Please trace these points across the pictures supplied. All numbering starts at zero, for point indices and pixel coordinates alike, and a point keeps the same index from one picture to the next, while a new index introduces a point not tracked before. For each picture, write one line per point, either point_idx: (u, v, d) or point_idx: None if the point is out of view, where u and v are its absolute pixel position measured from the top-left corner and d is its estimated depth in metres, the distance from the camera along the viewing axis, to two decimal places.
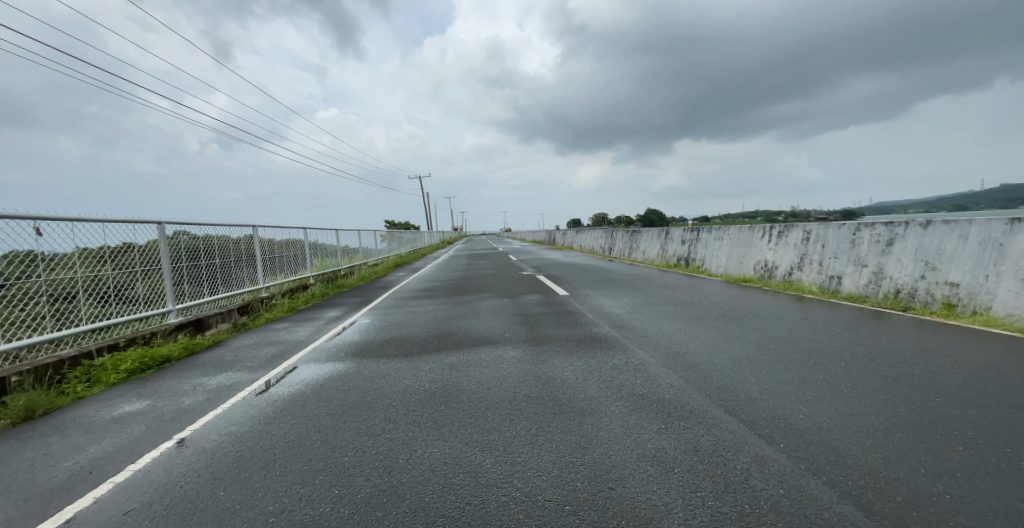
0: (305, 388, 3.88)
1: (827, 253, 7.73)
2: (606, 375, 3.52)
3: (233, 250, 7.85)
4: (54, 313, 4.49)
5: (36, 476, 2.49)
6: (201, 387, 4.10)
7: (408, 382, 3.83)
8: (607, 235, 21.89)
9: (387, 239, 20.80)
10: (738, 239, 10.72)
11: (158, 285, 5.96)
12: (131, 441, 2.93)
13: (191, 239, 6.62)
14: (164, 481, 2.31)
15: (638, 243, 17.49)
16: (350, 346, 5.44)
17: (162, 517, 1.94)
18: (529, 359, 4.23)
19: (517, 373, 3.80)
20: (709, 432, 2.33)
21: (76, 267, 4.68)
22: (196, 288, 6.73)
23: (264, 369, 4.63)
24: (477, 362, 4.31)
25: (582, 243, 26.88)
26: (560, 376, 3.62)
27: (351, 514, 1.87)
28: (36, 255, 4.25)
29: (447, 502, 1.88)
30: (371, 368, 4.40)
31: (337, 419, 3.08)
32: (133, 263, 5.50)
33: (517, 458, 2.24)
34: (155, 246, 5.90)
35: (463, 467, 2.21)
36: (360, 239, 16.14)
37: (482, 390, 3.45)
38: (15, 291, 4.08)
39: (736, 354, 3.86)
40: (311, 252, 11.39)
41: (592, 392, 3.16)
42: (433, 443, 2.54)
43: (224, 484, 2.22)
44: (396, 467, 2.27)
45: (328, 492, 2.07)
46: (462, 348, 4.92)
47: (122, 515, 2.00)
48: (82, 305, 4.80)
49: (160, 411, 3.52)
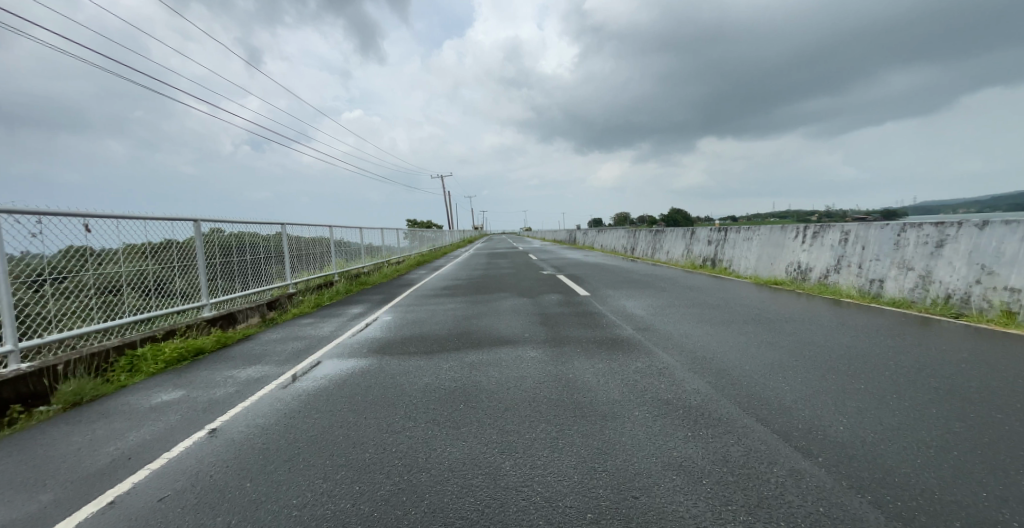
0: (328, 382, 3.97)
1: (867, 255, 7.32)
2: (629, 379, 3.43)
3: (263, 247, 8.13)
4: (101, 305, 4.75)
5: (81, 459, 2.63)
6: (232, 379, 4.25)
7: (427, 380, 3.85)
8: (630, 235, 21.43)
9: (409, 237, 21.03)
10: (769, 240, 10.29)
11: (195, 280, 6.23)
12: (167, 430, 3.06)
13: (224, 236, 6.89)
14: (195, 470, 2.39)
15: (661, 243, 17.08)
16: (371, 343, 5.51)
17: (194, 504, 2.01)
18: (550, 360, 4.18)
19: (537, 374, 3.76)
20: (739, 442, 2.23)
21: (120, 262, 4.93)
22: (228, 283, 6.99)
23: (290, 363, 4.76)
24: (496, 361, 4.29)
25: (603, 242, 26.49)
26: (581, 378, 3.55)
27: (372, 511, 1.87)
28: (88, 250, 4.51)
29: (467, 504, 1.86)
30: (392, 365, 4.45)
31: (358, 415, 3.12)
32: (172, 259, 5.77)
33: (537, 461, 2.20)
34: (192, 243, 6.17)
35: (482, 468, 2.19)
36: (383, 236, 16.45)
37: (502, 390, 3.43)
38: (68, 283, 4.35)
39: (768, 360, 3.70)
40: (336, 250, 11.67)
41: (615, 395, 3.09)
42: (453, 443, 2.53)
43: (251, 475, 2.27)
44: (416, 466, 2.27)
45: (349, 488, 2.09)
46: (482, 348, 4.90)
47: (157, 501, 2.07)
48: (126, 298, 5.06)
49: (193, 402, 3.66)
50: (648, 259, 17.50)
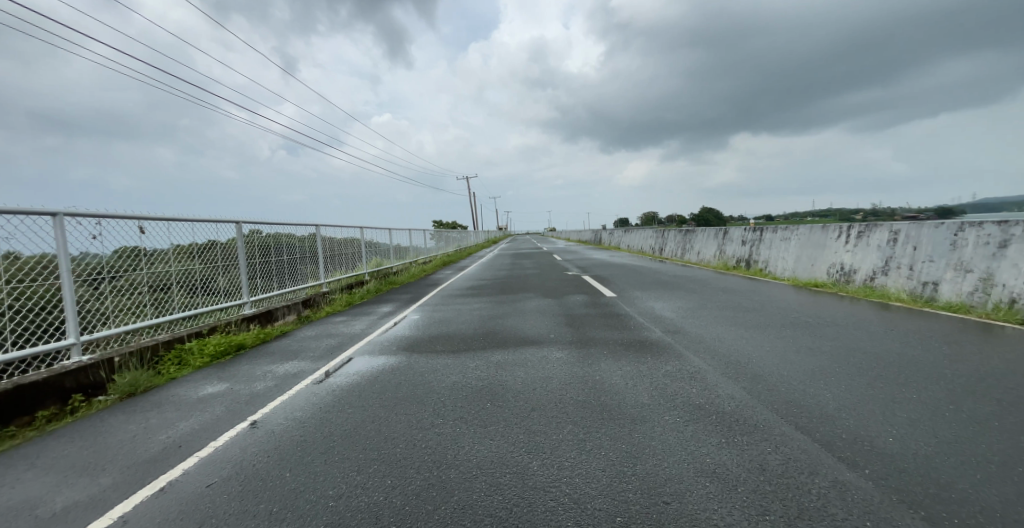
0: (360, 378, 4.11)
1: (919, 256, 6.85)
2: (658, 382, 3.36)
3: (299, 248, 8.50)
4: (153, 302, 5.11)
5: (138, 446, 2.85)
6: (271, 374, 4.47)
7: (454, 378, 3.92)
8: (658, 235, 20.93)
9: (435, 237, 21.41)
10: (808, 240, 9.80)
11: (236, 279, 6.59)
12: (213, 420, 3.26)
13: (263, 237, 7.25)
14: (239, 459, 2.53)
15: (692, 243, 16.59)
16: (400, 341, 5.65)
17: (239, 491, 2.13)
18: (576, 362, 4.15)
19: (563, 375, 3.75)
20: (776, 450, 2.14)
21: (170, 261, 5.28)
22: (267, 282, 7.35)
23: (324, 359, 4.95)
24: (522, 362, 4.31)
25: (630, 242, 26.00)
26: (608, 380, 3.51)
27: (403, 505, 1.92)
28: (140, 250, 4.86)
29: (495, 502, 1.88)
30: (420, 363, 4.55)
31: (388, 411, 3.21)
32: (216, 259, 6.12)
33: (564, 463, 2.20)
34: (233, 243, 6.53)
35: (509, 467, 2.21)
36: (411, 237, 16.82)
37: (528, 390, 3.44)
38: (124, 281, 4.69)
39: (808, 366, 3.53)
40: (367, 250, 12.04)
41: (643, 399, 3.03)
42: (481, 441, 2.57)
43: (290, 466, 2.39)
44: (445, 462, 2.32)
45: (382, 481, 2.16)
46: (508, 348, 4.93)
47: (205, 487, 2.21)
48: (175, 295, 5.41)
49: (236, 394, 3.87)
50: (677, 259, 17.05)
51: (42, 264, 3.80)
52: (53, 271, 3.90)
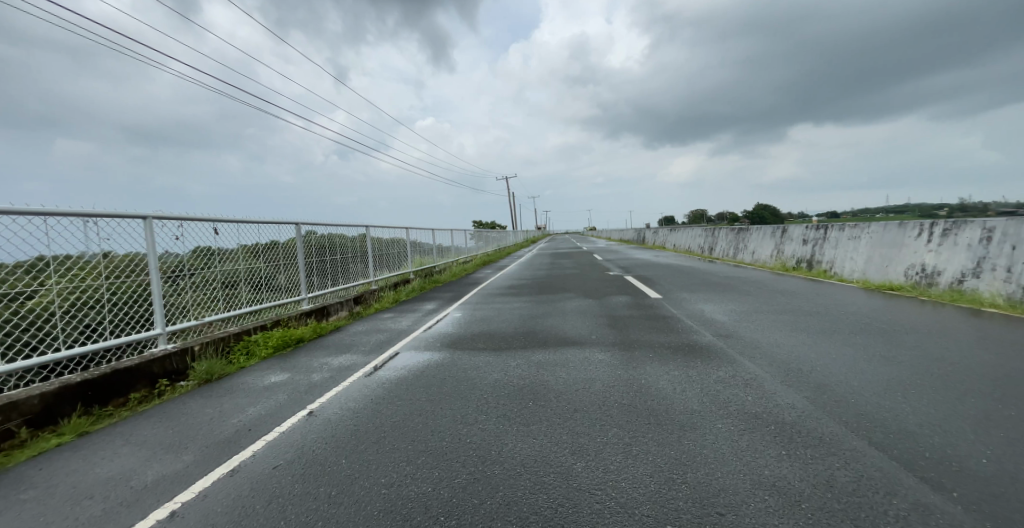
0: (406, 373, 4.27)
1: (1020, 257, 6.00)
2: (709, 388, 3.21)
3: (350, 247, 8.99)
4: (225, 297, 5.62)
5: (215, 427, 3.15)
6: (326, 366, 4.77)
7: (497, 376, 3.97)
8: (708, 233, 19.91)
9: (476, 237, 21.76)
10: (882, 239, 8.90)
11: (295, 276, 7.09)
12: (277, 407, 3.54)
13: (318, 238, 7.74)
14: (301, 444, 2.73)
15: (745, 242, 15.62)
16: (444, 338, 5.82)
17: (300, 474, 2.30)
18: (620, 364, 4.06)
19: (606, 377, 3.68)
20: (845, 466, 1.97)
21: (239, 260, 5.79)
22: (322, 279, 7.84)
23: (374, 354, 5.20)
24: (564, 362, 4.28)
25: (677, 241, 24.93)
26: (654, 384, 3.40)
27: (450, 497, 1.98)
28: (214, 250, 5.37)
29: (540, 500, 1.89)
30: (464, 360, 4.65)
31: (434, 405, 3.32)
32: (277, 258, 6.62)
33: (609, 466, 2.16)
34: (293, 243, 7.03)
35: (553, 467, 2.21)
36: (453, 237, 17.22)
37: (571, 391, 3.42)
38: (201, 278, 5.21)
39: (882, 377, 3.21)
40: (411, 250, 12.48)
41: (693, 405, 2.91)
42: (524, 439, 2.58)
43: (345, 453, 2.54)
44: (489, 458, 2.36)
45: (429, 472, 2.24)
46: (550, 348, 4.92)
47: (272, 468, 2.41)
48: (243, 291, 5.92)
49: (296, 384, 4.17)
50: (729, 260, 16.12)
51: (134, 262, 4.29)
52: (143, 268, 4.39)
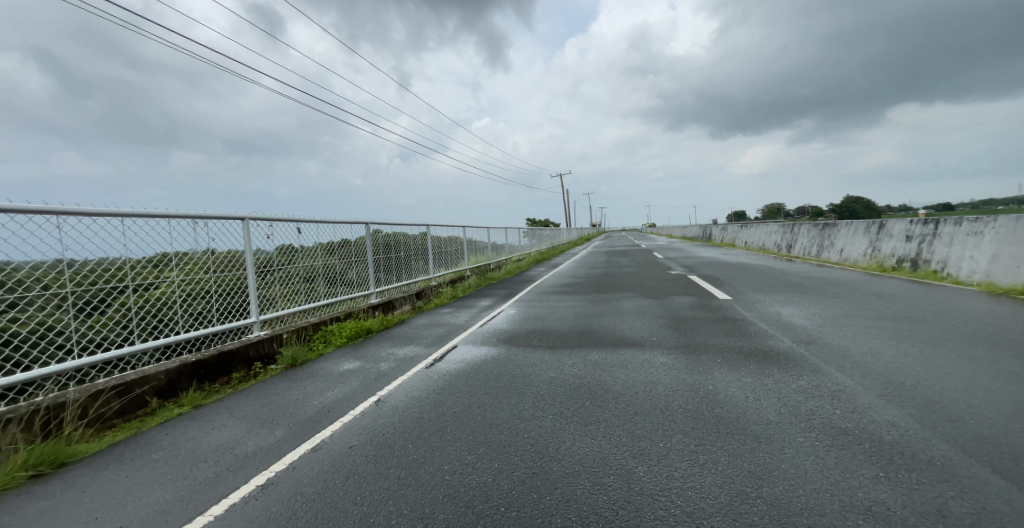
0: (465, 366, 4.42)
1: None
2: (788, 398, 2.94)
3: (412, 245, 9.48)
4: (306, 290, 6.20)
5: (300, 407, 3.52)
6: (392, 356, 5.09)
7: (553, 373, 3.97)
8: (785, 229, 18.13)
9: (529, 235, 21.84)
10: (1012, 234, 7.49)
11: (365, 272, 7.63)
12: (351, 392, 3.86)
13: (385, 236, 8.26)
14: (372, 427, 2.96)
15: (831, 239, 14.00)
16: (500, 334, 5.93)
17: (373, 455, 2.49)
18: (684, 368, 3.85)
19: (668, 380, 3.52)
20: (962, 495, 1.70)
21: (317, 256, 6.35)
22: (387, 275, 8.37)
23: (435, 346, 5.45)
24: (623, 363, 4.16)
25: (749, 238, 23.00)
26: (722, 391, 3.20)
27: (510, 488, 2.02)
28: (298, 247, 5.94)
29: (601, 501, 1.86)
30: (520, 356, 4.71)
31: (492, 399, 3.40)
32: (349, 255, 7.17)
33: (674, 473, 2.07)
34: (363, 242, 7.56)
35: (614, 468, 2.16)
36: (507, 235, 17.44)
37: (631, 393, 3.32)
38: (288, 272, 5.79)
39: (1012, 396, 2.72)
40: (468, 247, 12.85)
41: (768, 415, 2.69)
42: (582, 438, 2.56)
43: (411, 439, 2.70)
44: (548, 454, 2.36)
45: (489, 463, 2.30)
46: (607, 347, 4.81)
47: (348, 447, 2.63)
48: (321, 285, 6.49)
49: (367, 371, 4.51)
50: (811, 259, 14.55)
51: (234, 258, 4.88)
52: (240, 264, 4.98)
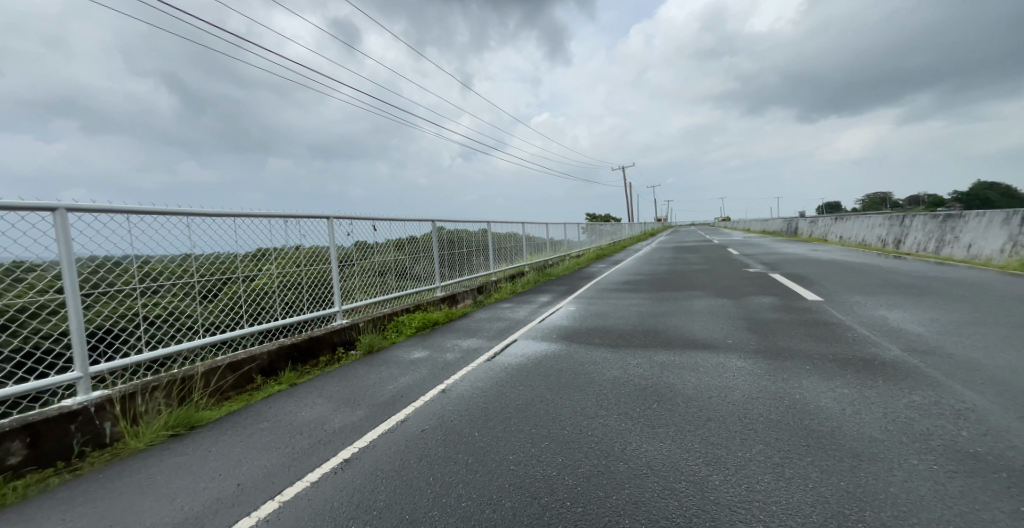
0: (527, 361, 4.48)
1: None
2: (895, 414, 2.57)
3: (474, 242, 9.77)
4: (380, 283, 6.69)
5: (377, 390, 3.83)
6: (457, 347, 5.32)
7: (617, 373, 3.87)
8: (892, 222, 15.73)
9: (589, 231, 21.39)
10: None
11: (430, 267, 8.03)
12: (421, 379, 4.10)
13: (448, 233, 8.62)
14: (441, 413, 3.12)
15: (955, 233, 11.87)
16: (561, 330, 5.90)
17: (442, 439, 2.63)
18: (763, 373, 3.54)
19: (746, 387, 3.26)
20: None
21: (389, 252, 6.82)
22: (451, 270, 8.73)
23: (496, 340, 5.59)
24: (693, 365, 3.93)
25: (844, 233, 20.33)
26: (810, 401, 2.89)
27: (575, 484, 2.02)
28: (372, 243, 6.42)
29: (672, 506, 1.78)
30: (581, 353, 4.65)
31: (553, 394, 3.40)
32: (417, 251, 7.60)
33: (754, 485, 1.92)
34: (428, 238, 7.96)
35: (685, 474, 2.05)
36: (566, 231, 17.25)
37: (703, 397, 3.13)
38: (364, 266, 6.29)
39: None
40: (526, 243, 12.94)
41: (869, 431, 2.38)
42: (650, 441, 2.46)
43: (477, 427, 2.81)
44: (613, 454, 2.32)
45: (554, 457, 2.32)
46: (674, 348, 4.57)
47: (420, 431, 2.81)
48: (392, 279, 6.96)
49: (435, 361, 4.76)
50: (926, 256, 12.48)
51: (319, 253, 5.39)
52: (325, 258, 5.50)
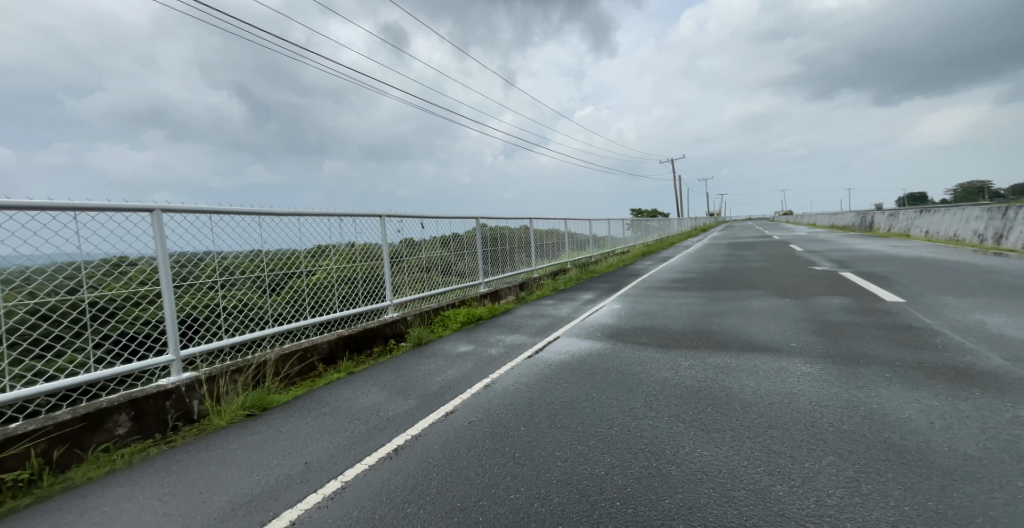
0: (571, 358, 4.44)
1: None
2: (996, 430, 2.26)
3: (516, 238, 9.82)
4: (427, 278, 6.93)
5: (426, 381, 3.97)
6: (502, 342, 5.38)
7: (666, 374, 3.73)
8: (992, 214, 13.78)
9: (634, 227, 20.73)
10: None
11: (474, 264, 8.19)
12: (467, 372, 4.21)
13: (491, 230, 8.73)
14: (488, 406, 3.18)
15: None
16: (606, 328, 5.79)
17: (489, 432, 2.68)
18: (832, 380, 3.26)
19: (812, 393, 3.02)
20: None
21: (434, 248, 7.04)
22: (494, 267, 8.84)
23: (540, 336, 5.59)
24: (751, 369, 3.69)
25: (930, 227, 18.10)
26: (890, 412, 2.61)
27: (625, 484, 1.98)
28: (419, 241, 6.65)
29: (730, 514, 1.70)
30: (627, 353, 4.53)
31: (600, 393, 3.35)
32: (461, 247, 7.78)
33: (824, 499, 1.77)
34: (472, 235, 8.11)
35: (745, 482, 1.94)
36: (609, 227, 16.85)
37: (762, 403, 2.93)
38: (412, 262, 6.54)
39: None
40: (568, 240, 12.80)
41: (964, 448, 2.11)
42: (705, 446, 2.36)
43: (523, 421, 2.83)
44: (665, 457, 2.24)
45: (602, 456, 2.28)
46: (729, 351, 4.32)
47: (468, 422, 2.89)
48: (438, 275, 7.18)
49: (480, 355, 4.86)
50: None
51: (372, 249, 5.68)
52: (377, 254, 5.78)
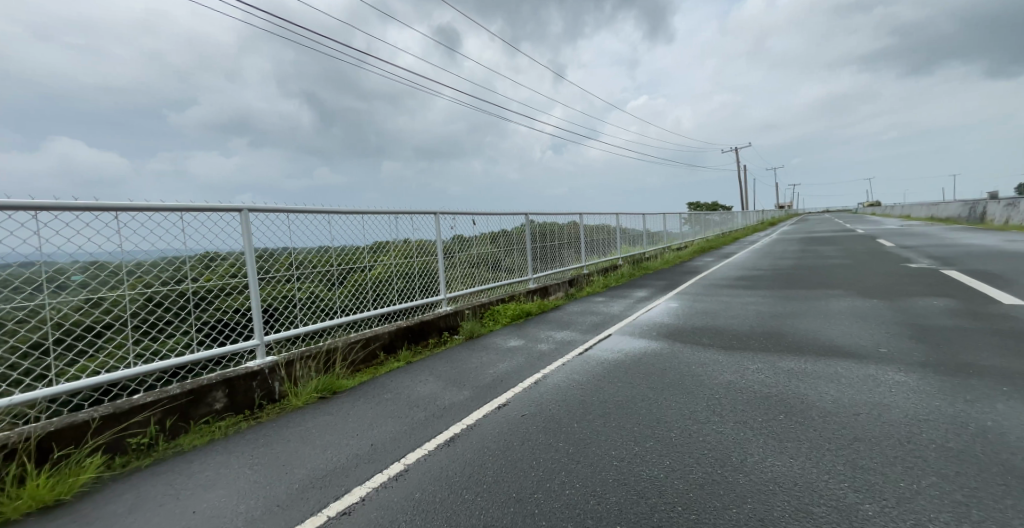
0: (624, 356, 4.32)
1: None
2: None
3: (566, 234, 9.70)
4: (478, 274, 7.08)
5: (478, 374, 4.07)
6: (552, 338, 5.36)
7: (729, 377, 3.50)
8: None
9: (692, 222, 19.59)
10: None
11: (523, 259, 8.23)
12: (518, 366, 4.25)
13: (540, 226, 8.71)
14: (540, 401, 3.19)
15: None
16: (662, 327, 5.55)
17: (542, 426, 2.69)
18: (931, 392, 2.86)
19: (906, 406, 2.68)
20: None
21: (485, 245, 7.17)
22: (543, 263, 8.82)
23: (592, 333, 5.49)
24: (830, 376, 3.35)
25: None
26: (1009, 431, 2.25)
27: (687, 489, 1.89)
28: (470, 237, 6.81)
29: None
30: (686, 354, 4.30)
31: (656, 394, 3.22)
32: (510, 243, 7.85)
33: (924, 522, 1.57)
34: (521, 231, 8.15)
35: (824, 498, 1.77)
36: (664, 222, 16.08)
37: (844, 413, 2.65)
38: (463, 257, 6.72)
39: None
40: (620, 235, 12.40)
41: None
42: (776, 455, 2.18)
43: (576, 418, 2.81)
44: (730, 464, 2.11)
45: (660, 458, 2.20)
46: (803, 355, 3.95)
47: (521, 415, 2.91)
48: (488, 270, 7.31)
49: (531, 350, 4.88)
50: None
51: (427, 245, 5.91)
52: (432, 250, 6.01)
